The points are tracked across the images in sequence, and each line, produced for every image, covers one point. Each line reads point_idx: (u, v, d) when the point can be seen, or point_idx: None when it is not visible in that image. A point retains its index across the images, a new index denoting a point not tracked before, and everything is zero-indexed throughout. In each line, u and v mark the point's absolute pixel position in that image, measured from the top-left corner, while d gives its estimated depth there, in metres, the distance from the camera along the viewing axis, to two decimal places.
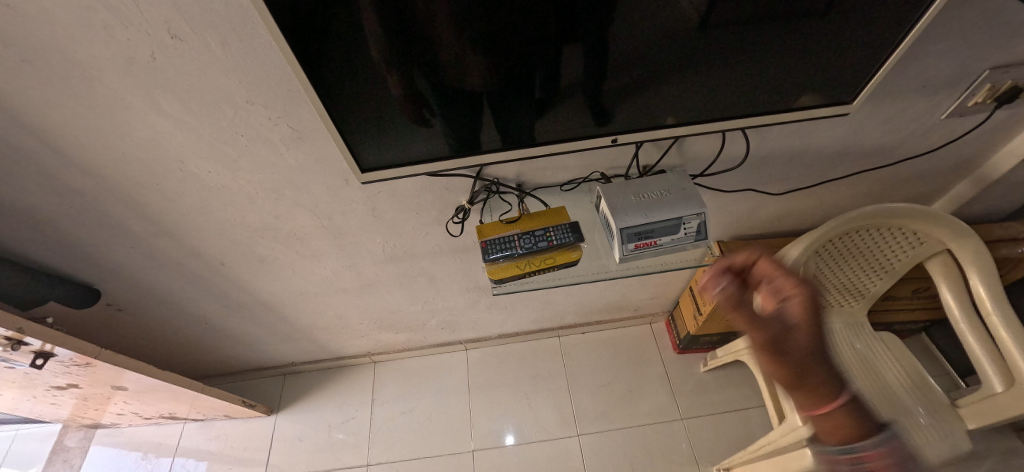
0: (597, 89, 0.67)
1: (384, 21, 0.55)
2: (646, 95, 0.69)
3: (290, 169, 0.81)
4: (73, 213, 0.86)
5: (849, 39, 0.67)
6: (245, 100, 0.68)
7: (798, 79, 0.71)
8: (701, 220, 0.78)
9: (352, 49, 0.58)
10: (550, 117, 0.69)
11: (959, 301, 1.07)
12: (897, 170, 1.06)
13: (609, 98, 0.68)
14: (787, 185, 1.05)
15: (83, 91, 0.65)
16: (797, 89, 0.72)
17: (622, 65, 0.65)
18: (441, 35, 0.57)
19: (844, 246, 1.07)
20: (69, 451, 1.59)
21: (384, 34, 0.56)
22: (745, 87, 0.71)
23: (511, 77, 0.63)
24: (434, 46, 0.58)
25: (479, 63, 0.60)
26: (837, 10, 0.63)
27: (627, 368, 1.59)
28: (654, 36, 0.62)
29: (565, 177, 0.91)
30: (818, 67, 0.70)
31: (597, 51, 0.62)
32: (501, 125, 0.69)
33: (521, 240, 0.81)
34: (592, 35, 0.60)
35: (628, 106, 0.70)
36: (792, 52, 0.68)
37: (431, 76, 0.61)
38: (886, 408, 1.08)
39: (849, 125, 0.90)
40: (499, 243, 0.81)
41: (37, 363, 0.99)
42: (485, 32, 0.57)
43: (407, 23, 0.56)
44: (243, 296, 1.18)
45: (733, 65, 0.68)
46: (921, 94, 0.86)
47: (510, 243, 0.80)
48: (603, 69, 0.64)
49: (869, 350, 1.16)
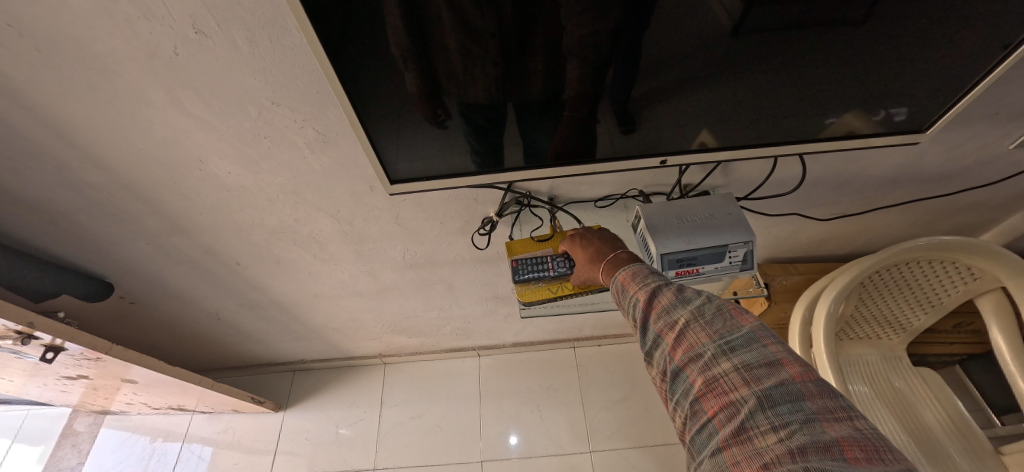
0: (627, 96, 0.61)
1: (408, 21, 0.50)
2: (676, 104, 0.64)
3: (313, 173, 0.78)
4: (89, 207, 0.83)
5: (910, 56, 0.61)
6: (270, 100, 0.64)
7: (845, 95, 0.65)
8: (749, 249, 0.72)
9: (378, 52, 0.53)
10: (580, 128, 0.64)
11: (1011, 344, 0.99)
12: (952, 198, 0.99)
13: (638, 105, 0.62)
14: (832, 210, 0.99)
15: (102, 84, 0.61)
16: (842, 104, 0.66)
17: (654, 72, 0.59)
18: (464, 37, 0.52)
19: (890, 278, 1.00)
20: (78, 435, 1.58)
21: (410, 36, 0.52)
22: (787, 102, 0.65)
23: (537, 84, 0.57)
24: (453, 47, 0.53)
25: (502, 66, 0.55)
26: (902, 22, 0.57)
27: (645, 385, 1.54)
28: (687, 43, 0.56)
29: (600, 192, 0.86)
30: (862, 81, 0.64)
31: (628, 58, 0.56)
32: (525, 134, 0.64)
33: (557, 262, 0.76)
34: (626, 41, 0.54)
35: (658, 114, 0.64)
36: (842, 63, 0.61)
37: (451, 80, 0.56)
38: (928, 454, 1.01)
39: (910, 151, 0.84)
40: (536, 262, 0.77)
41: (47, 357, 0.97)
42: (517, 35, 0.52)
43: (431, 23, 0.51)
44: (258, 295, 1.15)
45: (775, 74, 0.62)
46: (992, 122, 0.79)
47: (547, 263, 0.76)
48: (634, 76, 0.58)
49: (908, 388, 1.09)
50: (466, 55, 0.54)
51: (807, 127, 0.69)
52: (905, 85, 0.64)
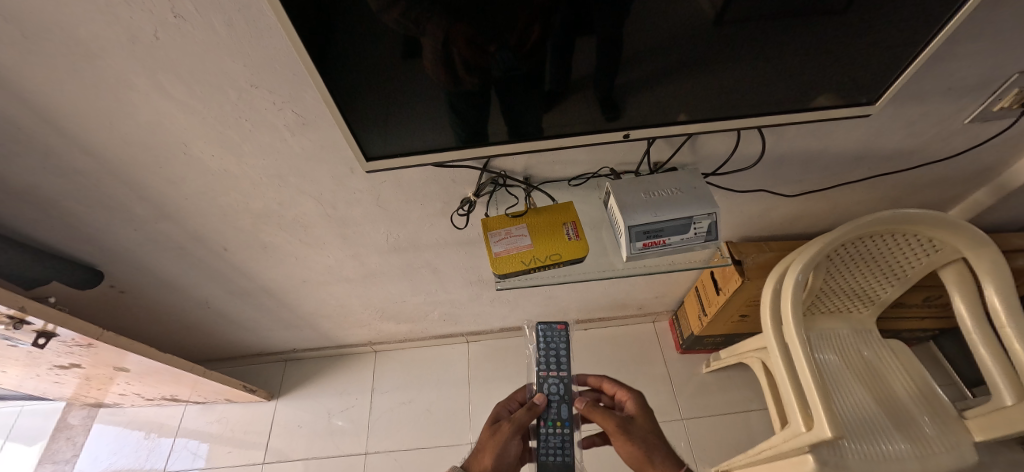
0: (609, 84, 0.64)
1: (400, 10, 0.54)
2: (657, 93, 0.67)
3: (295, 155, 0.80)
4: (77, 194, 0.85)
5: (879, 39, 0.64)
6: (249, 83, 0.67)
7: (818, 80, 0.68)
8: (713, 220, 0.76)
9: (360, 31, 0.56)
10: (561, 112, 0.67)
11: (972, 311, 1.03)
12: (915, 174, 1.03)
13: (621, 92, 0.66)
14: (800, 187, 1.03)
15: (85, 69, 0.64)
16: (816, 90, 0.69)
17: (636, 60, 0.62)
18: (453, 25, 0.55)
19: (857, 251, 1.04)
20: (72, 428, 1.60)
21: (401, 24, 0.55)
22: (762, 86, 0.68)
23: (522, 71, 0.61)
24: (441, 34, 0.56)
25: (488, 52, 0.58)
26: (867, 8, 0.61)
27: (630, 366, 1.57)
28: (667, 32, 0.60)
29: (573, 171, 0.90)
30: (835, 67, 0.67)
31: (610, 46, 0.60)
32: (510, 117, 0.67)
33: (546, 381, 0.97)
34: (606, 28, 0.58)
35: (641, 102, 0.68)
36: (816, 50, 0.65)
37: (441, 67, 0.60)
38: (895, 420, 1.05)
39: (869, 127, 0.87)
40: (555, 353, 0.99)
41: (39, 343, 0.99)
42: (504, 24, 0.55)
43: (422, 13, 0.54)
44: (246, 283, 1.18)
45: (750, 62, 0.65)
46: (946, 98, 0.83)
47: (551, 368, 0.98)
48: (616, 63, 0.62)
49: (876, 358, 1.14)
50: (470, 46, 0.57)
51: (784, 107, 0.71)
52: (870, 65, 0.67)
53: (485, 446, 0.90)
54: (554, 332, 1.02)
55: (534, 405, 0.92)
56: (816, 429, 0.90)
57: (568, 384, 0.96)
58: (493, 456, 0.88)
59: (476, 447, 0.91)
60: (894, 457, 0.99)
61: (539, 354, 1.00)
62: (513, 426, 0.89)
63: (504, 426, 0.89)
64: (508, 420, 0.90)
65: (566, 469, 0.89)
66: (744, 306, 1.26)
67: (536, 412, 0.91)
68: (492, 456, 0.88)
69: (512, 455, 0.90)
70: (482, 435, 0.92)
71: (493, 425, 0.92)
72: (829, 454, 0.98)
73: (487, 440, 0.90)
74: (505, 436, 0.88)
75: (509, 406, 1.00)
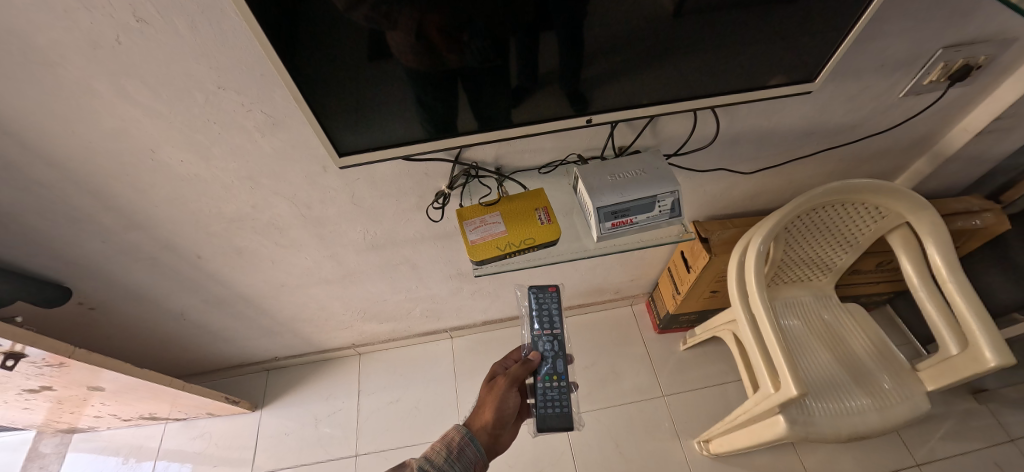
0: (574, 77, 0.68)
1: (367, 10, 0.55)
2: (619, 81, 0.70)
3: (267, 156, 0.81)
4: (37, 205, 0.83)
5: (818, 25, 0.69)
6: (216, 85, 0.68)
7: (769, 62, 0.73)
8: (676, 197, 0.81)
9: (330, 31, 0.57)
10: (530, 104, 0.71)
11: (918, 271, 1.08)
12: (860, 146, 1.10)
13: (587, 82, 0.70)
14: (756, 164, 1.09)
15: (44, 77, 0.63)
16: (767, 71, 0.74)
17: (599, 52, 0.66)
18: (419, 20, 0.57)
19: (810, 221, 1.12)
20: (45, 457, 1.54)
21: (367, 21, 0.56)
22: (716, 70, 0.72)
23: (487, 65, 0.63)
24: (411, 28, 0.58)
25: (456, 44, 0.60)
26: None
27: (612, 349, 1.61)
28: (627, 24, 0.63)
29: (542, 159, 0.93)
30: (784, 53, 0.72)
31: (573, 38, 0.63)
32: (481, 108, 0.70)
33: (540, 339, 1.01)
34: (568, 23, 0.61)
35: (605, 89, 0.71)
36: (766, 37, 0.69)
37: (411, 58, 0.61)
38: (854, 375, 1.12)
39: (814, 104, 0.93)
40: (547, 313, 1.03)
41: (7, 365, 0.96)
42: (468, 17, 0.57)
43: (392, 11, 0.55)
44: (222, 290, 1.17)
45: (703, 50, 0.69)
46: (880, 73, 0.90)
47: (545, 327, 1.02)
48: (580, 55, 0.65)
49: (835, 321, 1.22)
50: (441, 34, 0.59)
51: (737, 86, 0.75)
52: (810, 53, 0.72)
53: (484, 402, 0.92)
54: (544, 293, 1.05)
55: (529, 361, 0.98)
56: (783, 389, 0.95)
57: (561, 341, 1.01)
58: (494, 409, 0.90)
59: (475, 406, 0.93)
60: (854, 411, 1.06)
61: (531, 315, 1.04)
62: (509, 378, 0.94)
63: (500, 381, 0.94)
64: (503, 375, 0.95)
65: (564, 419, 0.95)
66: (714, 282, 1.32)
67: (531, 367, 0.97)
68: (492, 409, 0.90)
69: (511, 409, 0.92)
70: (480, 394, 0.94)
71: (489, 382, 0.96)
72: (797, 413, 1.04)
73: (485, 397, 0.93)
74: (502, 389, 0.92)
75: (503, 364, 1.03)
